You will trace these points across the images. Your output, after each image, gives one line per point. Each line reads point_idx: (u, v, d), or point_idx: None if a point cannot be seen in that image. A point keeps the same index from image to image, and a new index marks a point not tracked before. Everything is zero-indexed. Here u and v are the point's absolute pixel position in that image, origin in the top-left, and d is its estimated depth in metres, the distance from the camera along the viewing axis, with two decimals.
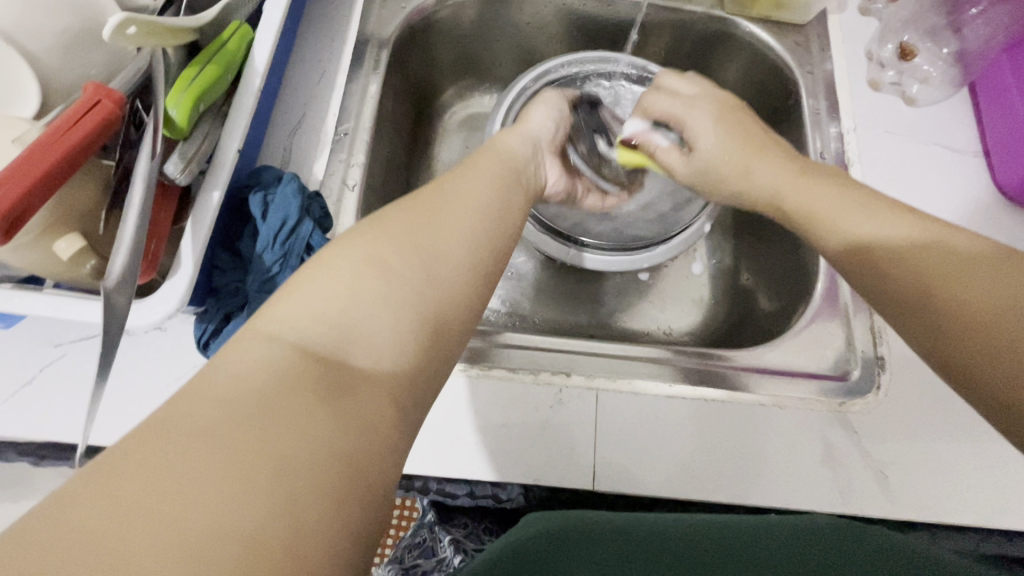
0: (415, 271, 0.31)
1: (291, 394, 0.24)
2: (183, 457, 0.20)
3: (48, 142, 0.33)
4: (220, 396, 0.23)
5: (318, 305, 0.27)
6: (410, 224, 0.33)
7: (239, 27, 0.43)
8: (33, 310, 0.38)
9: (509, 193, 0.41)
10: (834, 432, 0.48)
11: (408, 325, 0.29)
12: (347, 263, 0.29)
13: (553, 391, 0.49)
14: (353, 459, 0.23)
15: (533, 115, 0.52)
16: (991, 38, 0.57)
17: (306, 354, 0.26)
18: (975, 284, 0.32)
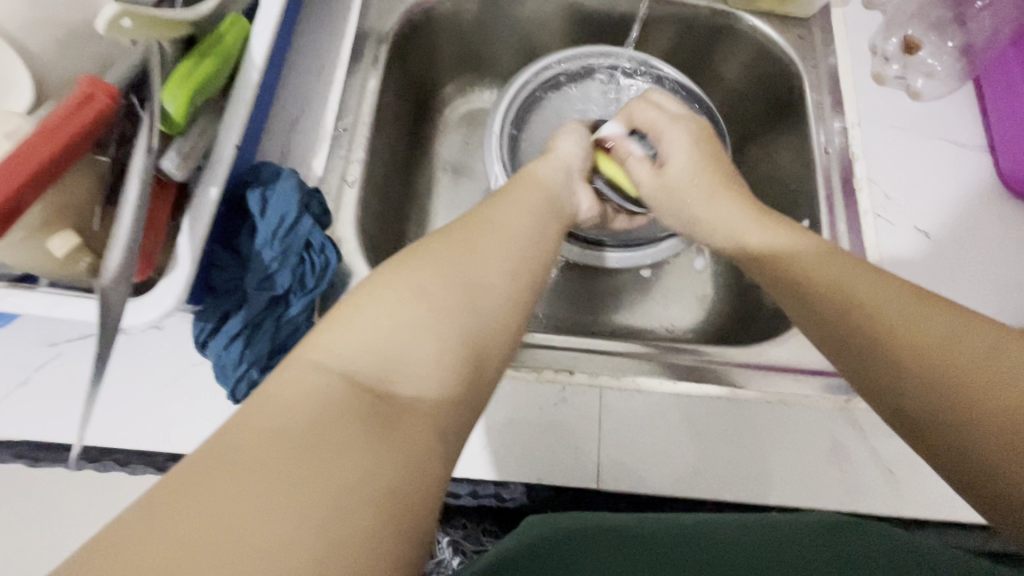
0: (460, 302, 0.31)
1: (341, 420, 0.24)
2: (237, 486, 0.20)
3: (41, 138, 0.32)
4: (273, 427, 0.22)
5: (370, 338, 0.28)
6: (452, 256, 0.33)
7: (236, 20, 0.43)
8: (27, 309, 0.37)
9: (544, 217, 0.41)
10: (840, 429, 0.48)
11: (451, 349, 0.29)
12: (392, 294, 0.30)
13: (556, 389, 0.48)
14: (401, 484, 0.23)
15: (563, 141, 0.52)
16: (995, 32, 0.57)
17: (353, 382, 0.26)
18: (882, 299, 0.34)
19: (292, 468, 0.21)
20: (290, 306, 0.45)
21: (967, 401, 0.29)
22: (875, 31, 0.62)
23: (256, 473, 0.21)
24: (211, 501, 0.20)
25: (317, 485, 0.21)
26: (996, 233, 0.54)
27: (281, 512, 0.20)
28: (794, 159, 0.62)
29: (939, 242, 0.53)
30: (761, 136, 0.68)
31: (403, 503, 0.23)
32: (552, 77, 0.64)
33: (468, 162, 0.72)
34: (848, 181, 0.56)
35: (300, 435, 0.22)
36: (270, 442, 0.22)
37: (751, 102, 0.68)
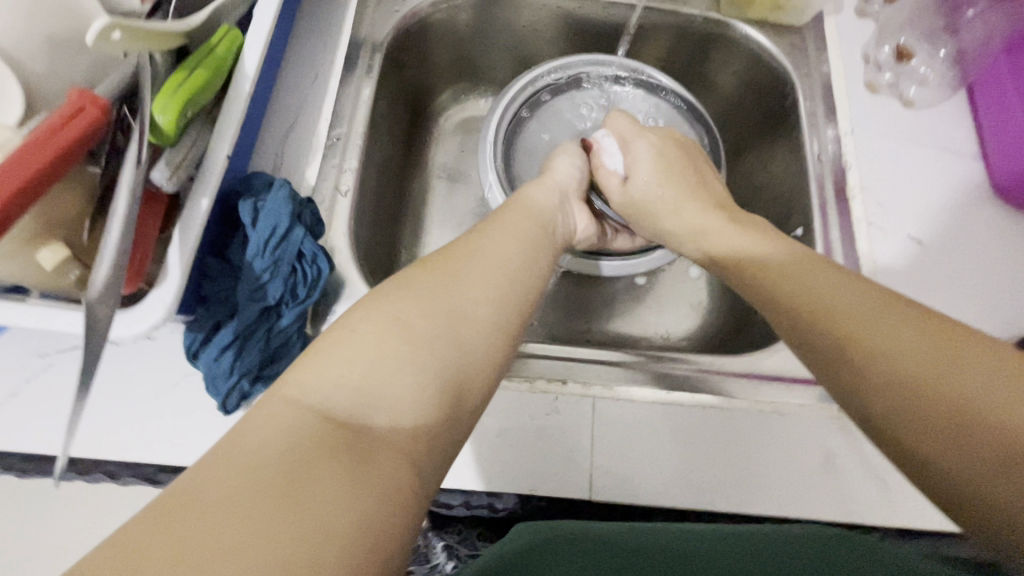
0: (443, 333, 0.31)
1: (316, 459, 0.24)
2: (201, 522, 0.21)
3: (29, 149, 0.32)
4: (244, 463, 0.23)
5: (351, 374, 0.28)
6: (435, 284, 0.34)
7: (228, 31, 0.43)
8: (16, 321, 0.37)
9: (533, 245, 0.41)
10: (833, 438, 0.48)
11: (431, 382, 0.29)
12: (372, 328, 0.30)
13: (549, 399, 0.48)
14: (375, 520, 0.23)
15: (556, 164, 0.53)
16: (988, 39, 0.57)
17: (326, 418, 0.26)
18: (862, 317, 0.33)
19: (261, 506, 0.21)
20: (281, 316, 0.44)
21: (955, 430, 0.28)
22: (867, 40, 0.62)
23: (222, 513, 0.21)
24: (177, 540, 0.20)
25: (285, 526, 0.21)
26: (989, 240, 0.54)
27: (245, 556, 0.20)
28: (788, 167, 0.62)
29: (932, 251, 0.53)
30: (755, 143, 0.68)
31: (374, 546, 0.23)
32: (540, 88, 0.64)
33: (463, 169, 0.72)
34: (841, 189, 0.56)
35: (274, 471, 0.23)
36: (237, 482, 0.22)
37: (745, 110, 0.68)
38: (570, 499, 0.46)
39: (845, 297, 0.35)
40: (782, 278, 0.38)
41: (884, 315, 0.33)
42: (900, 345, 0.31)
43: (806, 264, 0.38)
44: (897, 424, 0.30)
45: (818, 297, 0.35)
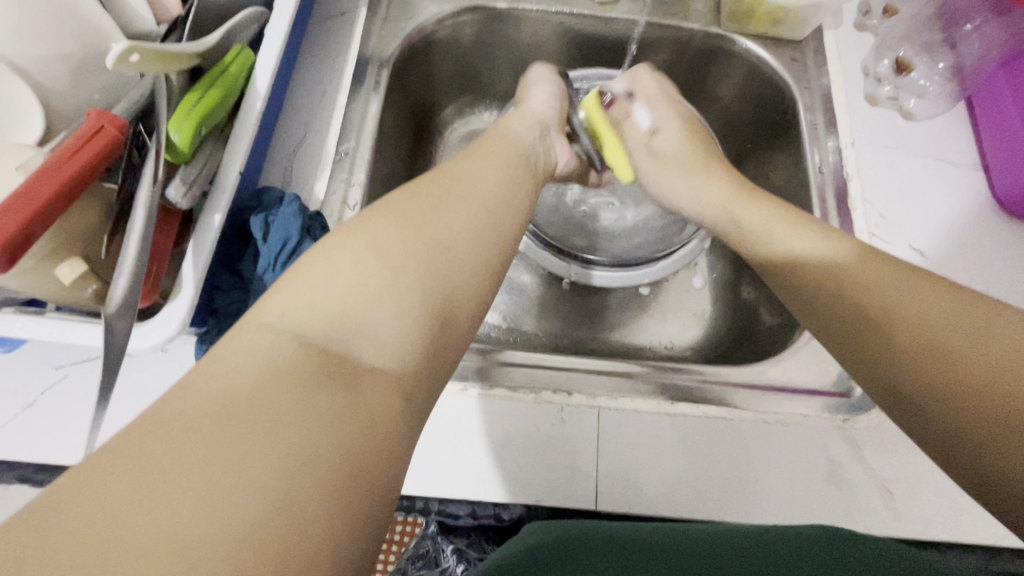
0: (429, 259, 0.32)
1: (285, 385, 0.25)
2: (169, 449, 0.22)
3: (52, 168, 0.33)
4: (209, 394, 0.24)
5: (326, 299, 0.29)
6: (417, 209, 0.35)
7: (241, 51, 0.44)
8: (34, 335, 0.38)
9: (511, 172, 0.43)
10: (837, 449, 0.48)
11: (412, 317, 0.30)
12: (346, 255, 0.31)
13: (554, 409, 0.48)
14: (347, 448, 0.24)
15: (534, 97, 0.54)
16: (985, 55, 0.58)
17: (307, 343, 0.27)
18: (895, 295, 0.36)
19: (228, 435, 0.22)
20: None
21: (981, 405, 0.30)
22: (866, 54, 0.63)
23: (191, 446, 0.22)
24: (143, 468, 0.21)
25: (253, 454, 0.22)
26: (991, 251, 0.54)
27: (215, 477, 0.21)
28: (790, 178, 0.63)
29: (935, 262, 0.54)
30: (754, 157, 0.69)
31: (351, 477, 0.24)
32: None
33: None
34: (843, 201, 0.57)
35: (243, 403, 0.24)
36: (201, 418, 0.23)
37: (746, 122, 0.70)
38: (576, 509, 0.47)
39: (891, 299, 0.35)
40: (826, 282, 0.38)
41: (910, 291, 0.35)
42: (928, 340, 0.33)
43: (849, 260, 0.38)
44: (971, 434, 0.30)
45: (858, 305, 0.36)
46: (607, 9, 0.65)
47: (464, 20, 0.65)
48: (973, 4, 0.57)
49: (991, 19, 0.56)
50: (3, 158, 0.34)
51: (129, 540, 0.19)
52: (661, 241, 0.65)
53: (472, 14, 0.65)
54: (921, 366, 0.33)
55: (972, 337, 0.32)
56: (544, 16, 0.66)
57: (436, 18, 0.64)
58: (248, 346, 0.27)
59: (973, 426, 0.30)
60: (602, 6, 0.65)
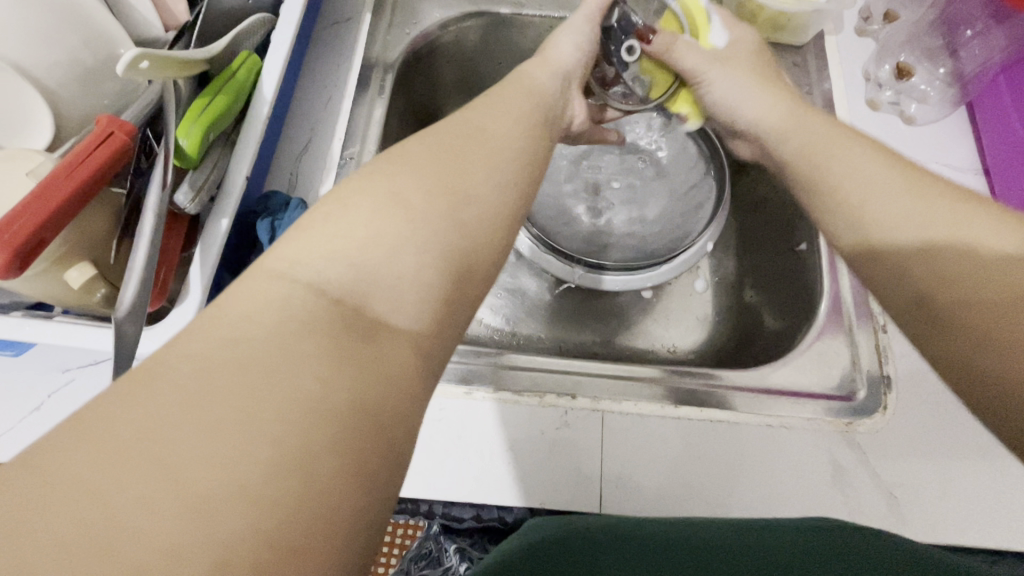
0: (458, 205, 0.31)
1: (301, 335, 0.24)
2: (178, 407, 0.21)
3: (62, 174, 0.33)
4: (226, 341, 0.23)
5: (344, 250, 0.28)
6: (440, 152, 0.34)
7: (248, 57, 0.45)
8: (43, 338, 0.38)
9: (530, 122, 0.40)
10: (840, 452, 0.48)
11: (433, 263, 0.29)
12: (369, 200, 0.30)
13: (558, 413, 0.49)
14: (369, 405, 0.24)
15: (558, 44, 0.51)
16: (987, 60, 0.58)
17: (321, 294, 0.26)
18: (920, 218, 0.36)
19: (237, 390, 0.22)
20: None
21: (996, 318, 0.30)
22: (868, 59, 0.63)
23: (202, 401, 0.21)
24: (151, 426, 0.20)
25: (268, 407, 0.22)
26: None
27: (229, 434, 0.21)
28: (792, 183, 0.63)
29: None
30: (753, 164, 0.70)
31: (367, 428, 0.24)
32: None
33: None
34: None
35: (253, 354, 0.23)
36: (207, 373, 0.22)
37: None
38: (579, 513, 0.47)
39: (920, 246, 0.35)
40: (866, 217, 0.38)
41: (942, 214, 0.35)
42: (953, 270, 0.33)
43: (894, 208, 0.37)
44: (981, 348, 0.30)
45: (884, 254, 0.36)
46: None
47: (467, 25, 0.66)
48: (974, 10, 0.58)
49: (993, 26, 0.57)
50: (14, 164, 0.35)
51: (146, 501, 0.19)
52: (663, 246, 0.66)
53: (476, 19, 0.65)
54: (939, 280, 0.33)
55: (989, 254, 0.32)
56: (546, 22, 0.66)
57: (441, 23, 0.64)
58: (262, 292, 0.26)
59: (987, 337, 0.30)
60: None
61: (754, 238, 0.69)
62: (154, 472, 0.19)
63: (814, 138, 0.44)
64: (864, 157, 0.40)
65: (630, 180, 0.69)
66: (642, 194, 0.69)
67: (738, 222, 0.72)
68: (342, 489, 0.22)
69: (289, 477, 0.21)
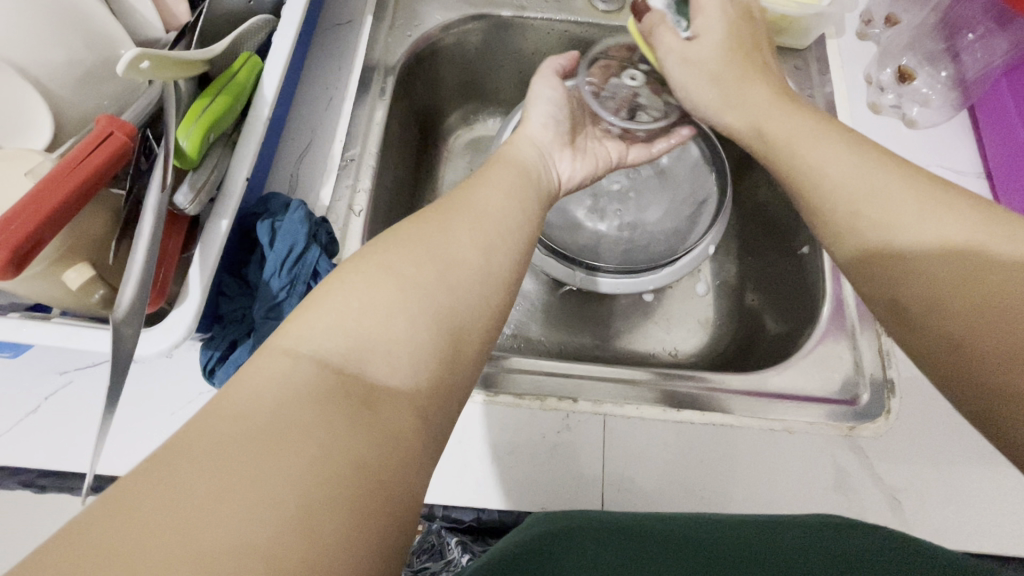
0: (444, 265, 0.34)
1: (308, 407, 0.26)
2: (199, 450, 0.23)
3: (61, 174, 0.33)
4: (234, 421, 0.25)
5: (342, 322, 0.29)
6: (423, 232, 0.35)
7: (249, 58, 0.45)
8: (41, 341, 0.38)
9: (520, 197, 0.42)
10: (844, 456, 0.48)
11: (428, 326, 0.31)
12: (364, 273, 0.32)
13: (560, 416, 0.48)
14: (365, 445, 0.25)
15: (531, 117, 0.52)
16: (988, 64, 0.58)
17: (323, 365, 0.28)
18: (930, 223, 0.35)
19: (250, 429, 0.24)
20: None
21: (986, 319, 0.31)
22: (870, 62, 0.63)
23: (220, 451, 0.23)
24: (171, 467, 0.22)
25: (279, 471, 0.23)
26: None
27: (238, 473, 0.22)
28: None
29: None
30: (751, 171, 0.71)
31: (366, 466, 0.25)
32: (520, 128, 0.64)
33: None
34: None
35: (267, 403, 0.25)
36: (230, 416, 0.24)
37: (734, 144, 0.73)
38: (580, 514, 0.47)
39: (924, 256, 0.34)
40: (865, 224, 0.37)
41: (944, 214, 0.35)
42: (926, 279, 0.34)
43: (896, 200, 0.36)
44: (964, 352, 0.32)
45: (893, 246, 0.36)
46: (612, 19, 0.65)
47: (469, 27, 0.66)
48: (976, 14, 0.58)
49: (995, 30, 0.57)
50: (14, 164, 0.34)
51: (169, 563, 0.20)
52: (664, 250, 0.65)
53: (478, 22, 0.65)
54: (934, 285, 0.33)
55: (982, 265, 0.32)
56: (548, 24, 0.66)
57: (442, 26, 0.64)
58: (261, 367, 0.27)
59: (974, 342, 0.31)
60: (606, 15, 0.65)
61: (755, 241, 0.69)
62: (174, 507, 0.21)
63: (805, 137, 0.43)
64: (854, 157, 0.40)
65: (630, 184, 0.69)
66: (642, 199, 0.68)
67: (739, 225, 0.72)
68: (344, 521, 0.23)
69: (293, 509, 0.22)
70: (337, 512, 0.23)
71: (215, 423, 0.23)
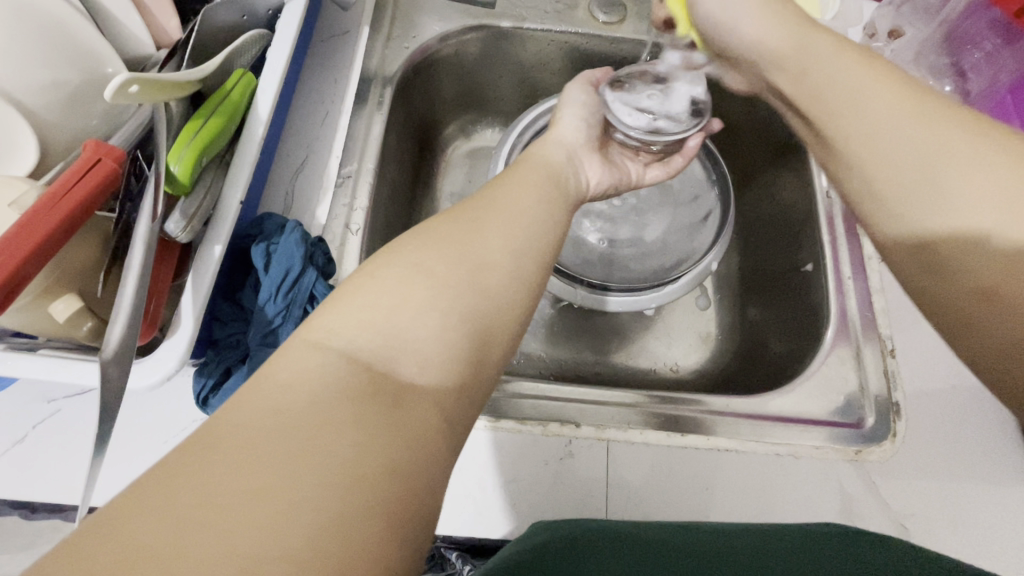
0: (467, 277, 0.32)
1: (322, 425, 0.23)
2: (193, 494, 0.20)
3: (45, 206, 0.32)
4: (271, 406, 0.24)
5: (376, 318, 0.28)
6: (443, 231, 0.34)
7: (242, 76, 0.43)
8: (27, 372, 0.36)
9: (551, 202, 0.41)
10: (852, 483, 0.47)
11: (463, 329, 0.30)
12: (400, 270, 0.31)
13: (563, 442, 0.47)
14: (401, 463, 0.24)
15: (563, 119, 0.52)
16: (994, 82, 0.57)
17: (359, 360, 0.27)
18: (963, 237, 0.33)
19: (245, 472, 0.21)
20: None
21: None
22: None
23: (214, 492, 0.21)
24: (157, 514, 0.20)
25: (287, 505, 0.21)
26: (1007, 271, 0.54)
27: (231, 522, 0.20)
28: (797, 200, 0.63)
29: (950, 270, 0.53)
30: (754, 186, 0.71)
31: (397, 495, 0.23)
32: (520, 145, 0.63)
33: None
34: (851, 224, 0.58)
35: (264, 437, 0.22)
36: (221, 455, 0.22)
37: (738, 158, 0.73)
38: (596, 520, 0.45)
39: (955, 266, 0.34)
40: None
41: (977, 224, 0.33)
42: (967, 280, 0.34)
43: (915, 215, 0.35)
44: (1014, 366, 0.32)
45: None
46: (612, 30, 0.64)
47: (469, 38, 0.64)
48: (981, 30, 0.58)
49: (1001, 48, 0.57)
50: None
51: None
52: (665, 266, 0.64)
53: (478, 32, 0.64)
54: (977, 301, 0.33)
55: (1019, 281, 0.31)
56: (549, 35, 0.65)
57: (441, 37, 0.63)
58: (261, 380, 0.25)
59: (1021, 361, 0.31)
60: (607, 26, 0.64)
61: (758, 257, 0.69)
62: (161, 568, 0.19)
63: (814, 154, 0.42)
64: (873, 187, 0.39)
65: (631, 199, 0.68)
66: (643, 214, 0.68)
67: (741, 240, 0.72)
68: (376, 547, 0.22)
69: (289, 567, 0.20)
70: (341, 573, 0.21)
71: (210, 451, 0.22)
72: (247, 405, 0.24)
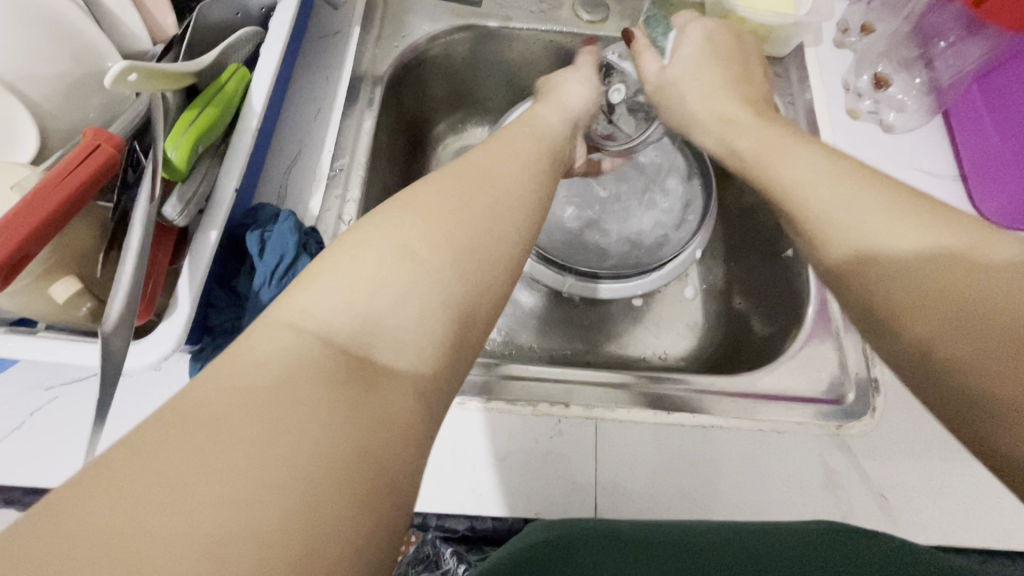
0: (455, 247, 0.33)
1: (314, 387, 0.25)
2: (192, 436, 0.21)
3: (47, 186, 0.33)
4: (262, 363, 0.25)
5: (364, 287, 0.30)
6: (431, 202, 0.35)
7: (237, 70, 0.45)
8: (26, 353, 0.37)
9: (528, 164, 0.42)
10: (833, 457, 0.48)
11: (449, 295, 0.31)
12: (385, 243, 0.31)
13: (552, 422, 0.48)
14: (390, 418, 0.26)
15: (569, 90, 0.54)
16: (961, 72, 0.60)
17: (347, 323, 0.28)
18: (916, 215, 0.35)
19: (237, 418, 0.22)
20: None
21: (975, 342, 0.30)
22: (847, 70, 0.64)
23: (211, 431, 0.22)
24: (157, 455, 0.21)
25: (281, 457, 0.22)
26: None
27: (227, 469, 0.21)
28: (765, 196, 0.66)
29: None
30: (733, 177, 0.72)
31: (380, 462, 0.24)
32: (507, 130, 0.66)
33: None
34: None
35: (258, 391, 0.23)
36: (214, 404, 0.23)
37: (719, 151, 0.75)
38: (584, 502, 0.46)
39: (898, 244, 0.35)
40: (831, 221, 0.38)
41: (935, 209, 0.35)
42: (956, 300, 0.31)
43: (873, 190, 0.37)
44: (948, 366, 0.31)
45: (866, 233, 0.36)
46: (596, 29, 0.67)
47: (457, 37, 0.66)
48: (948, 21, 0.60)
49: (965, 38, 0.59)
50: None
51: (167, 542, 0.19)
52: (649, 255, 0.67)
53: (466, 32, 0.66)
54: (916, 304, 0.33)
55: (941, 276, 0.32)
56: (535, 34, 0.67)
57: (430, 36, 0.65)
58: (252, 337, 0.26)
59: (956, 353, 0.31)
60: (591, 25, 0.67)
61: (741, 248, 0.70)
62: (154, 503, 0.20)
63: (785, 135, 0.44)
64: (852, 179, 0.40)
65: (614, 190, 0.70)
66: (628, 204, 0.69)
67: (725, 230, 0.74)
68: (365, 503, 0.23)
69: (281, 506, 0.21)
70: (327, 517, 0.22)
71: (199, 404, 0.23)
72: (238, 356, 0.25)
